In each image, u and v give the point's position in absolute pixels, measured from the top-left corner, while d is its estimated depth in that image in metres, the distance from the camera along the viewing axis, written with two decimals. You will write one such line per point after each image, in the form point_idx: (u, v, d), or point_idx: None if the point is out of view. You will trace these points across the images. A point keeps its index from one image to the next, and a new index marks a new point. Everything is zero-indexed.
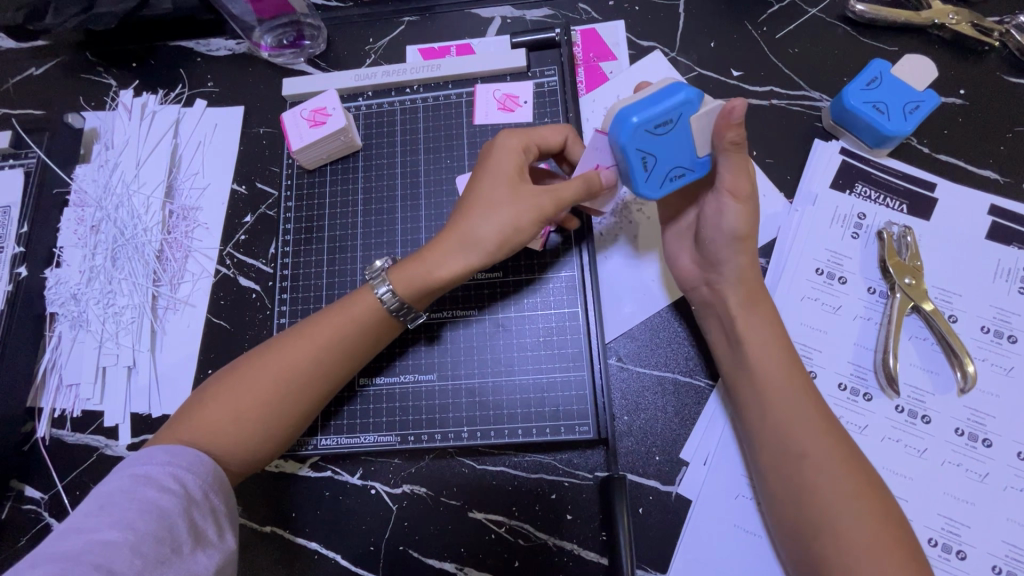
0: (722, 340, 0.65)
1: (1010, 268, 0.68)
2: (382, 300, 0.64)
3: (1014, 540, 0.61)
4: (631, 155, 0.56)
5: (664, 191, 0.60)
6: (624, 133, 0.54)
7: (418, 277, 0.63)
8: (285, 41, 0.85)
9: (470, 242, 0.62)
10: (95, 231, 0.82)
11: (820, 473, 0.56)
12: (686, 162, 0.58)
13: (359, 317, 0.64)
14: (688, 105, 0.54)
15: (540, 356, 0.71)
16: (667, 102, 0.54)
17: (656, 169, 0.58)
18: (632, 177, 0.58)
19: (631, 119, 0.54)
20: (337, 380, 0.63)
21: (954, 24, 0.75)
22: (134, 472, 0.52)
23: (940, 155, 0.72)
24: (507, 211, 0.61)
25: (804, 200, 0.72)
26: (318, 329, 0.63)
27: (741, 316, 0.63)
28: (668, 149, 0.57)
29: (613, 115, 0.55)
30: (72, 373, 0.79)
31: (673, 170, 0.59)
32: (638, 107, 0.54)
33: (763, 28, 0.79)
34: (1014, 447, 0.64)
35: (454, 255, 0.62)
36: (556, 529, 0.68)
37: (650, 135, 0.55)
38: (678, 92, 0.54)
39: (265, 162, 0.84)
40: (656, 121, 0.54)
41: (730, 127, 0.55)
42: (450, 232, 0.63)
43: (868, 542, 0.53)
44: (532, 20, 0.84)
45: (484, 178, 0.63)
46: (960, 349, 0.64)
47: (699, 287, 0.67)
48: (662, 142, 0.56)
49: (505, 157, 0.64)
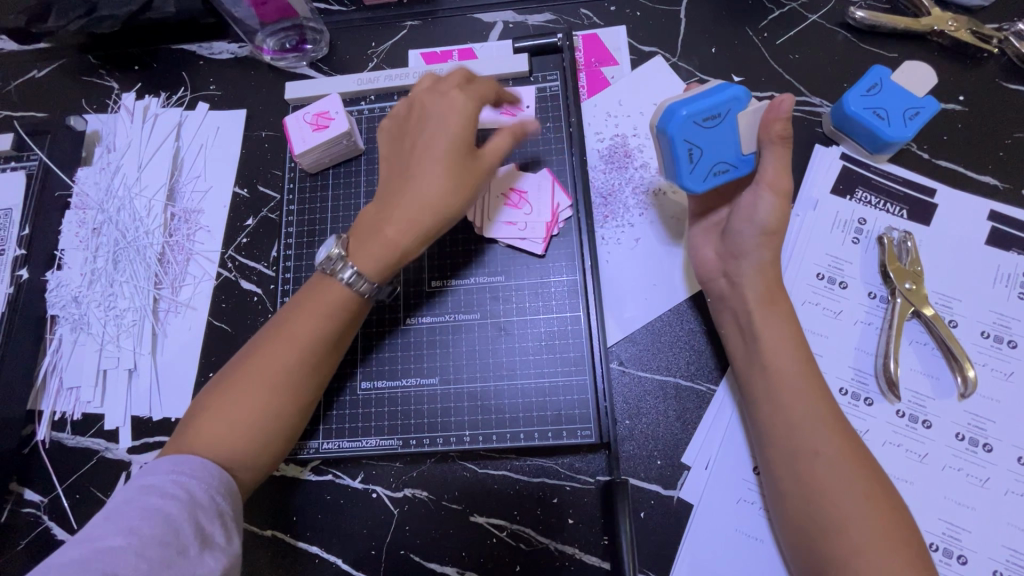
0: (735, 335, 0.66)
1: (1010, 273, 0.69)
2: (348, 283, 0.63)
3: (1014, 544, 0.62)
4: (679, 145, 0.60)
5: (707, 185, 0.63)
6: (674, 124, 0.59)
7: (381, 251, 0.62)
8: (288, 44, 0.86)
9: (421, 205, 0.62)
10: (96, 234, 0.82)
11: (828, 474, 0.56)
12: (729, 156, 0.62)
13: (333, 301, 0.63)
14: (734, 101, 0.60)
15: (541, 360, 0.71)
16: (715, 98, 0.60)
17: (700, 161, 0.61)
18: (678, 169, 0.62)
19: (682, 111, 0.59)
20: (325, 369, 0.63)
21: (953, 31, 0.75)
22: (139, 484, 0.53)
23: (940, 161, 0.73)
24: (451, 170, 0.62)
25: (804, 205, 0.73)
26: (298, 320, 0.62)
27: (758, 314, 0.64)
28: (714, 145, 0.61)
29: (662, 110, 0.61)
30: (72, 377, 0.78)
31: (717, 165, 0.62)
32: (688, 103, 0.59)
33: (764, 34, 0.79)
34: (1015, 451, 0.64)
35: (412, 221, 0.62)
36: (558, 533, 0.68)
37: (697, 127, 0.60)
38: (725, 93, 0.60)
39: (267, 165, 0.84)
40: (704, 114, 0.60)
41: (777, 121, 0.59)
42: (399, 199, 0.62)
43: (874, 543, 0.53)
44: (534, 25, 0.85)
45: (421, 143, 0.63)
46: (960, 354, 0.65)
47: (718, 279, 0.68)
48: (708, 135, 0.61)
49: (433, 116, 0.64)
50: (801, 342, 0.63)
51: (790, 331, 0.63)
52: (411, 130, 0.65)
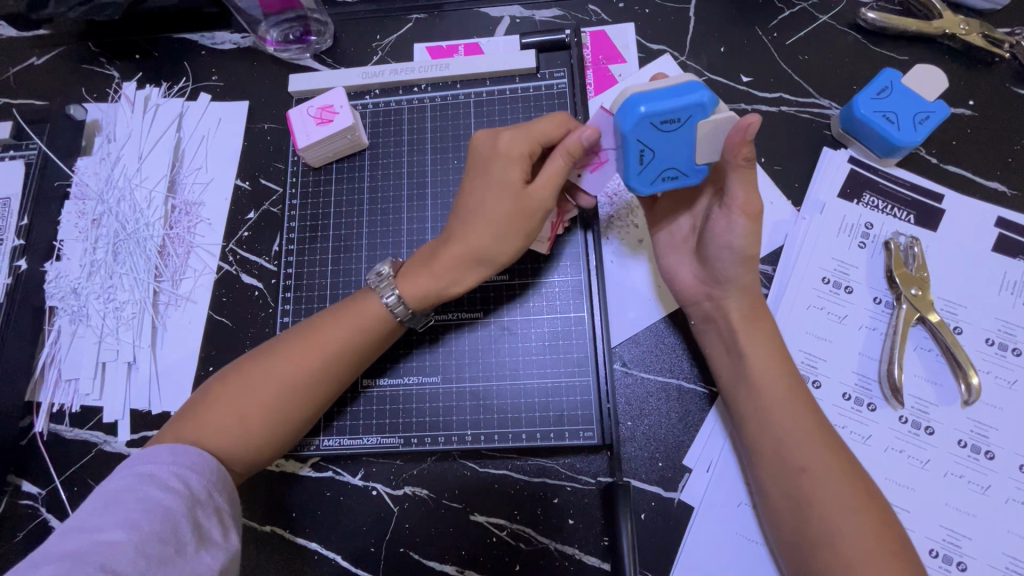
0: (720, 353, 0.65)
1: (1016, 280, 0.68)
2: (389, 306, 0.64)
3: (1015, 552, 0.62)
4: (630, 143, 0.56)
5: (653, 188, 0.60)
6: (630, 121, 0.54)
7: (424, 283, 0.63)
8: (292, 36, 0.84)
9: (481, 259, 0.63)
10: (96, 225, 0.81)
11: (819, 487, 0.56)
12: (680, 164, 0.58)
13: (361, 317, 0.63)
14: (698, 108, 0.54)
15: (545, 360, 0.71)
16: (680, 100, 0.53)
17: (651, 164, 0.58)
18: (625, 166, 0.58)
19: (640, 108, 0.53)
20: (341, 382, 0.63)
21: (964, 35, 0.75)
22: (138, 471, 0.52)
23: (947, 166, 0.72)
24: (512, 225, 0.62)
25: (811, 208, 0.72)
26: (324, 329, 0.62)
27: (743, 332, 0.64)
28: (668, 149, 0.57)
29: (623, 100, 0.55)
30: (71, 368, 0.78)
31: (666, 170, 0.59)
32: (650, 98, 0.54)
33: (773, 34, 0.78)
34: (1017, 459, 0.64)
35: (466, 268, 0.63)
36: (558, 534, 0.67)
37: (654, 128, 0.55)
38: (693, 93, 0.54)
39: (270, 158, 0.83)
40: (663, 115, 0.54)
41: (743, 144, 0.56)
42: (458, 250, 0.63)
43: (868, 557, 0.53)
44: (541, 20, 0.83)
45: (490, 194, 0.62)
46: (965, 361, 0.64)
47: (701, 302, 0.67)
48: (664, 138, 0.56)
49: (512, 164, 0.61)
50: (785, 355, 0.64)
51: (777, 350, 0.63)
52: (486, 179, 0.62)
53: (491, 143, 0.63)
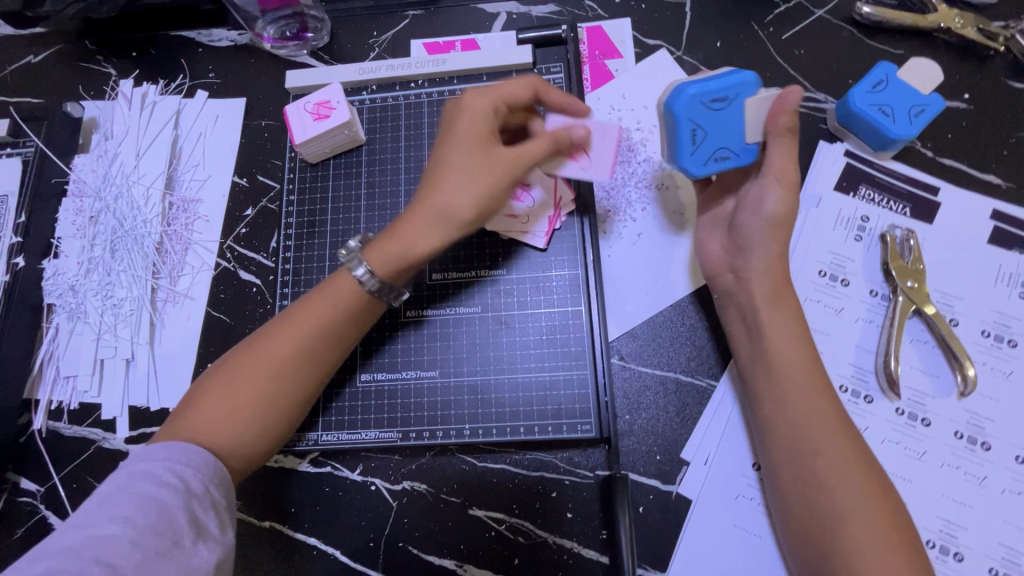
0: (741, 332, 0.66)
1: (1012, 272, 0.69)
2: (360, 280, 0.62)
3: (1011, 542, 0.62)
4: (682, 124, 0.59)
5: (707, 170, 0.61)
6: (680, 101, 0.58)
7: (396, 256, 0.61)
8: (288, 33, 0.84)
9: (445, 214, 0.60)
10: (93, 222, 0.81)
11: (825, 474, 0.56)
12: (733, 143, 0.60)
13: (343, 299, 0.63)
14: (743, 87, 0.58)
15: (543, 354, 0.71)
16: (725, 81, 0.58)
17: (703, 145, 0.60)
18: (678, 148, 0.60)
19: (688, 90, 0.58)
20: (329, 365, 0.63)
21: (959, 28, 0.75)
22: (132, 469, 0.52)
23: (943, 159, 0.73)
24: (478, 180, 0.60)
25: (808, 201, 0.72)
26: (308, 313, 0.62)
27: (765, 310, 0.63)
28: (718, 129, 0.59)
29: (671, 89, 0.59)
30: (69, 365, 0.78)
31: (718, 151, 0.60)
32: (696, 83, 0.58)
33: (770, 29, 0.79)
34: (1013, 450, 0.64)
35: (431, 227, 0.61)
36: (556, 527, 0.68)
37: (703, 109, 0.58)
38: (734, 76, 0.58)
39: (267, 155, 0.83)
40: (710, 95, 0.58)
41: (784, 110, 0.58)
42: (422, 205, 0.61)
43: (874, 544, 0.53)
44: (538, 16, 0.84)
45: (455, 147, 0.61)
46: (960, 353, 0.65)
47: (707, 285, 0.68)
48: (713, 117, 0.59)
49: (478, 117, 0.62)
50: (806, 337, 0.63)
51: (796, 329, 0.63)
52: (452, 136, 0.62)
53: (456, 106, 0.64)
